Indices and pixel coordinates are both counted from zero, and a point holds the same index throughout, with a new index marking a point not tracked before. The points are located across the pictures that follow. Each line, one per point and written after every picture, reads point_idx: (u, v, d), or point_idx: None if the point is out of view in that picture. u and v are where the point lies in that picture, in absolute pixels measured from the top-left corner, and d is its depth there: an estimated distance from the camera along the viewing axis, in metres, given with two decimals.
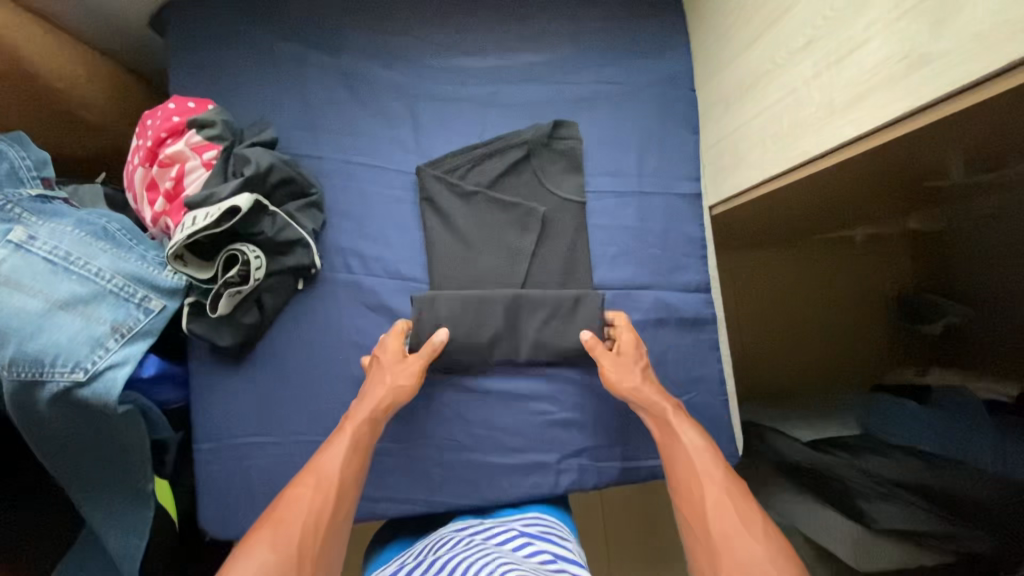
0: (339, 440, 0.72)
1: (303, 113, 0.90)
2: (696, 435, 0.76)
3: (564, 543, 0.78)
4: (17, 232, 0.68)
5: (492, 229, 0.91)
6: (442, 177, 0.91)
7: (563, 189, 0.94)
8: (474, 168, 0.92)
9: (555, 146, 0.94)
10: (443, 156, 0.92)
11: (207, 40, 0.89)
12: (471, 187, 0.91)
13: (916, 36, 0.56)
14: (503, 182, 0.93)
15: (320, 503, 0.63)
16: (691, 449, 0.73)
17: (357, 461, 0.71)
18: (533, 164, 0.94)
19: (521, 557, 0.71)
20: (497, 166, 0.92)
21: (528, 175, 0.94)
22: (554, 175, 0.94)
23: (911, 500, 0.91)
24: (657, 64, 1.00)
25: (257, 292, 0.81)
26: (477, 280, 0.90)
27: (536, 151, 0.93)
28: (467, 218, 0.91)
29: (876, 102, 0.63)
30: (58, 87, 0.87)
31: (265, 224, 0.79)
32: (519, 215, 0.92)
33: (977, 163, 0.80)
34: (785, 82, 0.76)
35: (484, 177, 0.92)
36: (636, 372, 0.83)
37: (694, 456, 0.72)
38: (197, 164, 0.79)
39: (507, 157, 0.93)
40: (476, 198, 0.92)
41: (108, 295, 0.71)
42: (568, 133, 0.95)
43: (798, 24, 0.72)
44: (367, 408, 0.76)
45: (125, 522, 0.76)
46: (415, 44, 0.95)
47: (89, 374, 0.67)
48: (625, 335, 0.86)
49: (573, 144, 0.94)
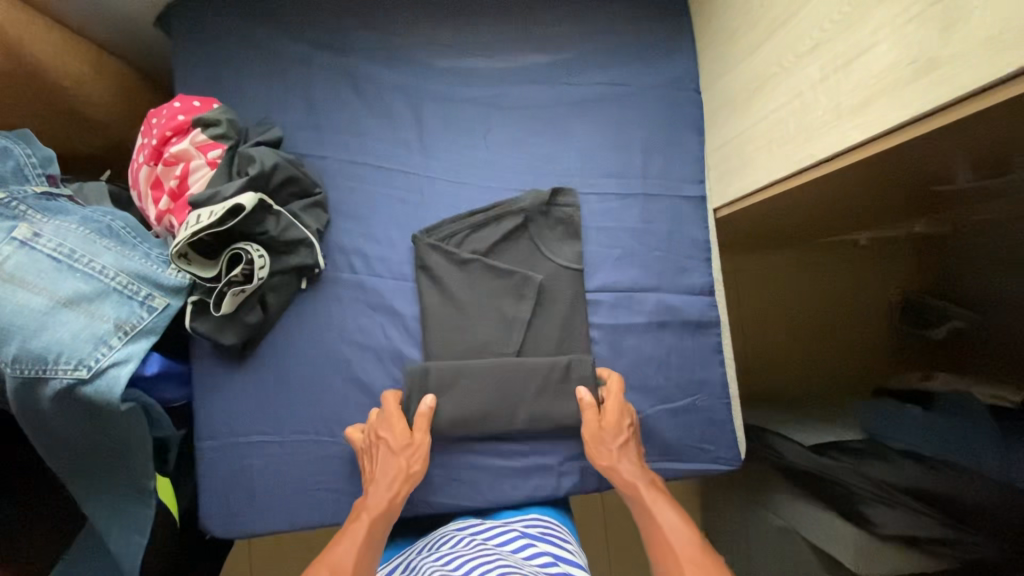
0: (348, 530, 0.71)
1: (307, 112, 0.90)
2: (676, 514, 0.73)
3: (565, 545, 0.78)
4: (22, 229, 0.69)
5: (488, 298, 0.89)
6: (437, 247, 0.89)
7: (561, 256, 0.92)
8: (470, 236, 0.90)
9: (553, 214, 0.93)
10: (439, 223, 0.90)
11: (213, 40, 0.89)
12: (467, 255, 0.89)
13: (924, 41, 0.56)
14: (499, 249, 0.91)
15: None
16: (670, 529, 0.71)
17: (362, 544, 0.69)
18: (530, 231, 0.92)
19: (522, 558, 0.71)
20: (495, 233, 0.90)
21: (525, 241, 0.92)
22: (551, 243, 0.92)
23: (913, 505, 0.93)
24: (663, 66, 1.00)
25: (261, 291, 0.81)
26: (472, 348, 0.88)
27: (534, 218, 0.92)
28: (463, 287, 0.89)
29: (881, 108, 0.62)
30: (64, 84, 0.87)
31: (269, 224, 0.80)
32: (516, 283, 0.89)
33: (984, 168, 0.79)
34: (791, 86, 0.76)
35: (482, 245, 0.90)
36: (615, 446, 0.83)
37: (672, 537, 0.70)
38: (201, 163, 0.79)
39: (503, 226, 0.90)
40: (473, 267, 0.89)
41: (113, 293, 0.72)
42: (567, 201, 0.93)
43: (805, 26, 0.72)
44: (373, 494, 0.76)
45: (127, 520, 0.77)
46: (420, 46, 0.94)
47: (92, 372, 0.67)
48: (609, 403, 0.86)
49: (571, 213, 0.93)
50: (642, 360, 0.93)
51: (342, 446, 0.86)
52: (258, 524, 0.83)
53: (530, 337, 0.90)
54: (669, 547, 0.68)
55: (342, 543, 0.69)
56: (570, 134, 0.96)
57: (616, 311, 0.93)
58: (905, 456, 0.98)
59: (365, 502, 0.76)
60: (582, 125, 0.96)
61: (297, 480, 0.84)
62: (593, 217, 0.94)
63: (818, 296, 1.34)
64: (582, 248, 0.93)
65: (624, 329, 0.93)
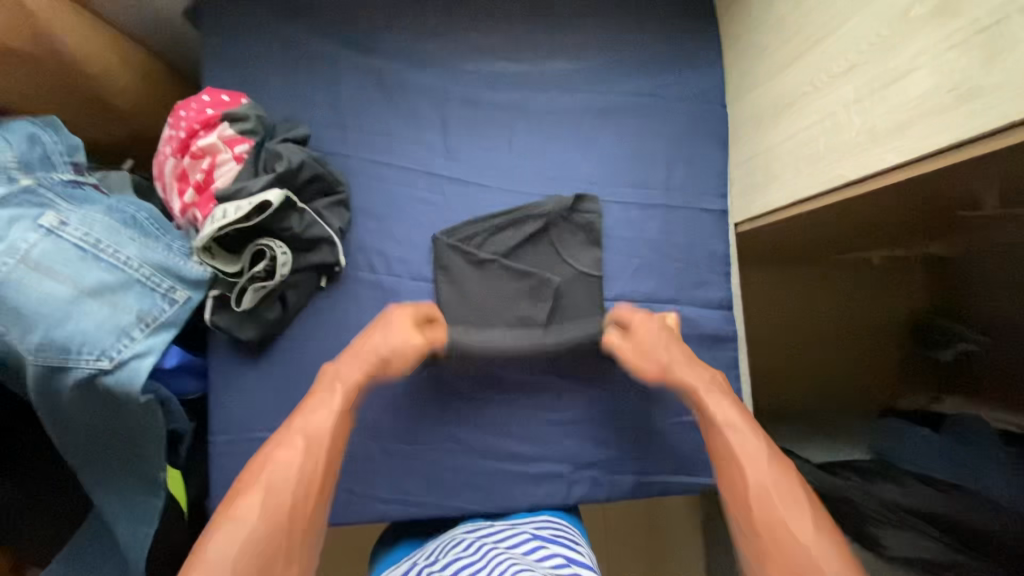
0: (318, 403, 0.67)
1: (334, 111, 0.90)
2: (735, 411, 0.68)
3: (576, 547, 0.78)
4: (49, 217, 0.68)
5: (501, 298, 0.89)
6: (457, 249, 0.89)
7: (579, 261, 0.92)
8: (490, 238, 0.91)
9: (575, 219, 0.93)
10: (461, 224, 0.91)
11: (243, 35, 0.89)
12: (486, 256, 0.89)
13: (967, 69, 0.56)
14: (518, 251, 0.91)
15: (312, 467, 0.60)
16: (729, 430, 0.67)
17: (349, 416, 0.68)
18: (551, 236, 0.92)
19: (534, 560, 0.71)
20: (515, 236, 0.91)
21: (544, 246, 0.92)
22: (572, 249, 0.92)
23: (930, 530, 0.91)
24: (690, 78, 0.99)
25: (281, 289, 0.82)
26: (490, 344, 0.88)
27: (554, 223, 0.92)
28: (479, 288, 0.89)
29: (916, 134, 0.62)
30: (89, 73, 0.87)
31: (293, 221, 0.79)
32: (533, 286, 0.89)
33: (1011, 196, 0.79)
34: (823, 106, 0.76)
35: (502, 247, 0.90)
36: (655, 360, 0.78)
37: (737, 429, 0.66)
38: (228, 157, 0.79)
39: (524, 229, 0.91)
40: (490, 268, 0.90)
41: (136, 284, 0.72)
42: (589, 207, 0.93)
43: (842, 47, 0.72)
44: (360, 372, 0.72)
45: (136, 512, 0.77)
46: (448, 48, 0.95)
47: (114, 363, 0.67)
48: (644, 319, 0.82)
49: (592, 219, 0.93)
50: None
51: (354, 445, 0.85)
52: None
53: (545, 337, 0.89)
54: (727, 449, 0.65)
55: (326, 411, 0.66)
56: (595, 142, 0.96)
57: None
58: (920, 480, 0.97)
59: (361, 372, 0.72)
60: (606, 133, 0.96)
61: None
62: (614, 225, 0.94)
63: (824, 319, 1.29)
64: (601, 254, 0.93)
65: None
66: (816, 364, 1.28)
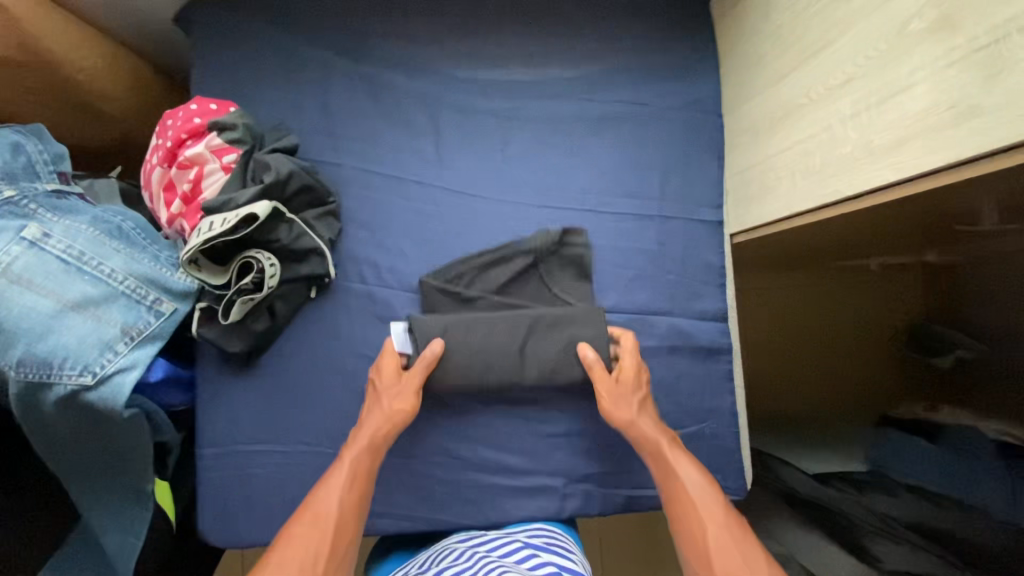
0: (334, 477, 0.72)
1: (325, 119, 0.89)
2: (695, 473, 0.74)
3: (568, 555, 0.77)
4: (32, 229, 0.67)
5: (489, 329, 0.85)
6: (445, 290, 0.87)
7: (572, 296, 0.90)
8: (479, 277, 0.89)
9: (565, 253, 0.90)
10: (448, 264, 0.89)
11: (233, 42, 0.88)
12: (475, 295, 0.88)
13: (964, 87, 0.55)
14: (508, 289, 0.89)
15: (326, 542, 0.64)
16: (686, 485, 0.73)
17: (360, 486, 0.72)
18: (540, 271, 0.90)
19: (526, 568, 0.70)
20: (503, 274, 0.89)
21: (535, 282, 0.90)
22: (562, 283, 0.90)
23: (916, 542, 0.90)
24: (687, 87, 0.98)
25: (270, 300, 0.81)
26: (479, 378, 0.84)
27: (544, 259, 0.90)
28: (468, 322, 0.85)
29: (911, 152, 0.62)
30: (78, 79, 0.86)
31: (281, 232, 0.79)
32: (524, 318, 0.85)
33: (1009, 211, 0.78)
34: (819, 119, 0.75)
35: (491, 285, 0.88)
36: (634, 402, 0.81)
37: (694, 494, 0.72)
38: (216, 167, 0.78)
39: (512, 266, 0.89)
40: (479, 306, 0.88)
41: (121, 297, 0.71)
42: (577, 240, 0.90)
43: (838, 60, 0.71)
44: (369, 437, 0.77)
45: (124, 522, 0.76)
46: (440, 54, 0.93)
47: (97, 378, 0.66)
48: (626, 361, 0.84)
49: (582, 252, 0.90)
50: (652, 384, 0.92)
51: None
52: (257, 534, 0.82)
53: (535, 369, 0.85)
54: (685, 514, 0.70)
55: (345, 484, 0.71)
56: (588, 151, 0.95)
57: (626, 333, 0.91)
58: (918, 495, 0.96)
59: (373, 439, 0.77)
60: (601, 143, 0.95)
61: (297, 492, 0.83)
62: (608, 235, 0.93)
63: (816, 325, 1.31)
64: (591, 287, 0.91)
65: None
66: (805, 368, 1.31)
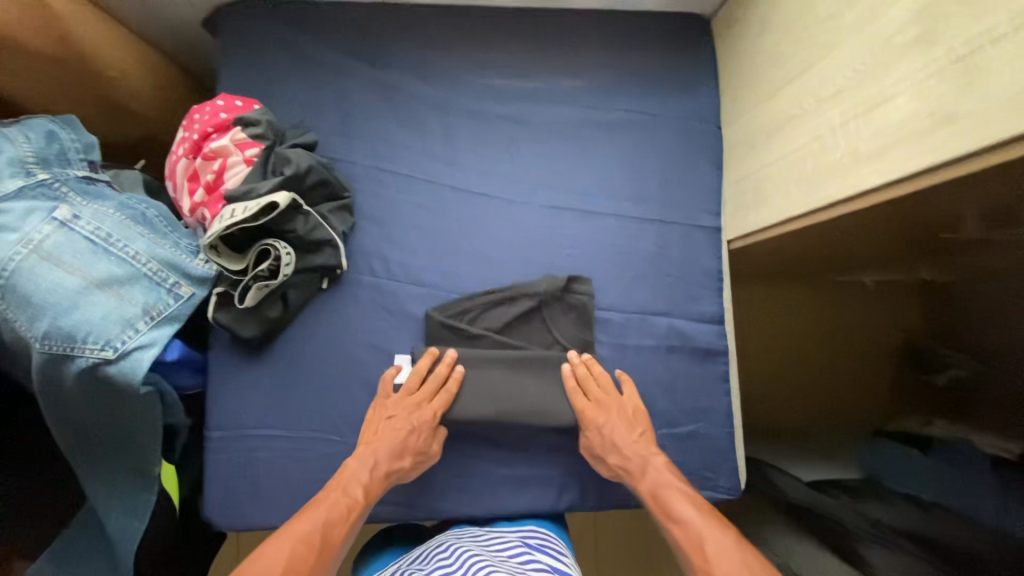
0: (314, 507, 0.74)
1: (341, 119, 0.94)
2: (689, 505, 0.77)
3: (562, 556, 0.79)
4: (62, 210, 0.71)
5: (487, 371, 0.88)
6: (448, 324, 0.89)
7: (568, 342, 0.92)
8: (483, 312, 0.91)
9: (568, 299, 0.92)
10: (454, 298, 0.91)
11: (258, 46, 0.93)
12: (478, 330, 0.90)
13: (943, 96, 0.59)
14: (510, 327, 0.91)
15: (308, 559, 0.67)
16: (686, 525, 0.75)
17: (348, 521, 0.74)
18: (543, 314, 0.92)
19: (517, 563, 0.73)
20: (507, 312, 0.91)
21: (536, 323, 0.92)
22: (563, 328, 0.92)
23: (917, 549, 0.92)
24: (685, 99, 1.03)
25: (283, 288, 0.84)
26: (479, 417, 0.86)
27: (548, 302, 0.92)
28: (472, 362, 0.88)
29: (895, 158, 0.65)
30: (110, 75, 0.91)
31: (298, 223, 0.83)
32: (523, 366, 0.89)
33: (990, 217, 0.82)
34: (812, 128, 0.79)
35: (495, 321, 0.90)
36: (615, 447, 0.84)
37: (694, 527, 0.74)
38: (238, 160, 0.82)
39: (517, 306, 0.91)
40: (483, 342, 0.90)
41: (143, 278, 0.74)
42: (581, 288, 0.93)
43: (830, 72, 0.75)
44: (369, 478, 0.79)
45: (127, 503, 0.77)
46: (453, 62, 0.98)
47: (117, 353, 0.69)
48: (577, 401, 0.86)
49: (585, 300, 0.92)
50: (648, 382, 0.94)
51: (346, 446, 0.87)
52: (259, 516, 0.84)
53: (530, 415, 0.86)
54: (693, 548, 0.72)
55: (331, 514, 0.73)
56: (590, 155, 0.99)
57: (626, 331, 0.94)
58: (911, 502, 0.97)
59: (366, 475, 0.79)
60: (605, 149, 0.99)
61: (300, 475, 0.85)
62: (609, 236, 0.97)
63: (811, 335, 1.31)
64: (592, 335, 0.93)
65: (632, 349, 0.94)
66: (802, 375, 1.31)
